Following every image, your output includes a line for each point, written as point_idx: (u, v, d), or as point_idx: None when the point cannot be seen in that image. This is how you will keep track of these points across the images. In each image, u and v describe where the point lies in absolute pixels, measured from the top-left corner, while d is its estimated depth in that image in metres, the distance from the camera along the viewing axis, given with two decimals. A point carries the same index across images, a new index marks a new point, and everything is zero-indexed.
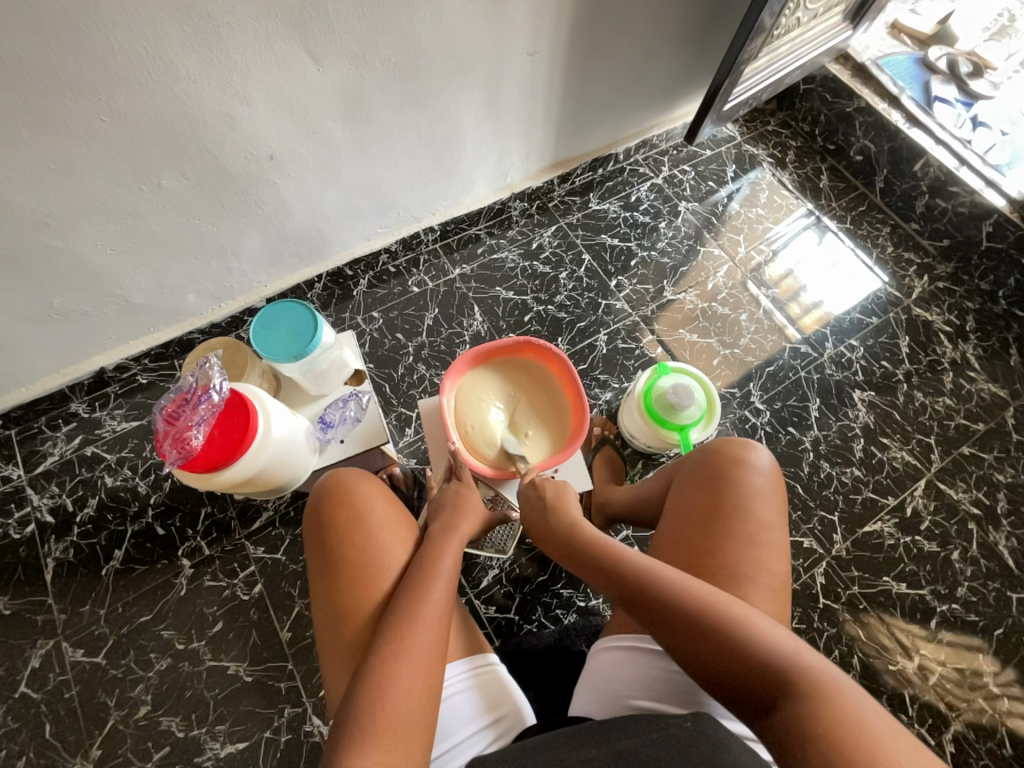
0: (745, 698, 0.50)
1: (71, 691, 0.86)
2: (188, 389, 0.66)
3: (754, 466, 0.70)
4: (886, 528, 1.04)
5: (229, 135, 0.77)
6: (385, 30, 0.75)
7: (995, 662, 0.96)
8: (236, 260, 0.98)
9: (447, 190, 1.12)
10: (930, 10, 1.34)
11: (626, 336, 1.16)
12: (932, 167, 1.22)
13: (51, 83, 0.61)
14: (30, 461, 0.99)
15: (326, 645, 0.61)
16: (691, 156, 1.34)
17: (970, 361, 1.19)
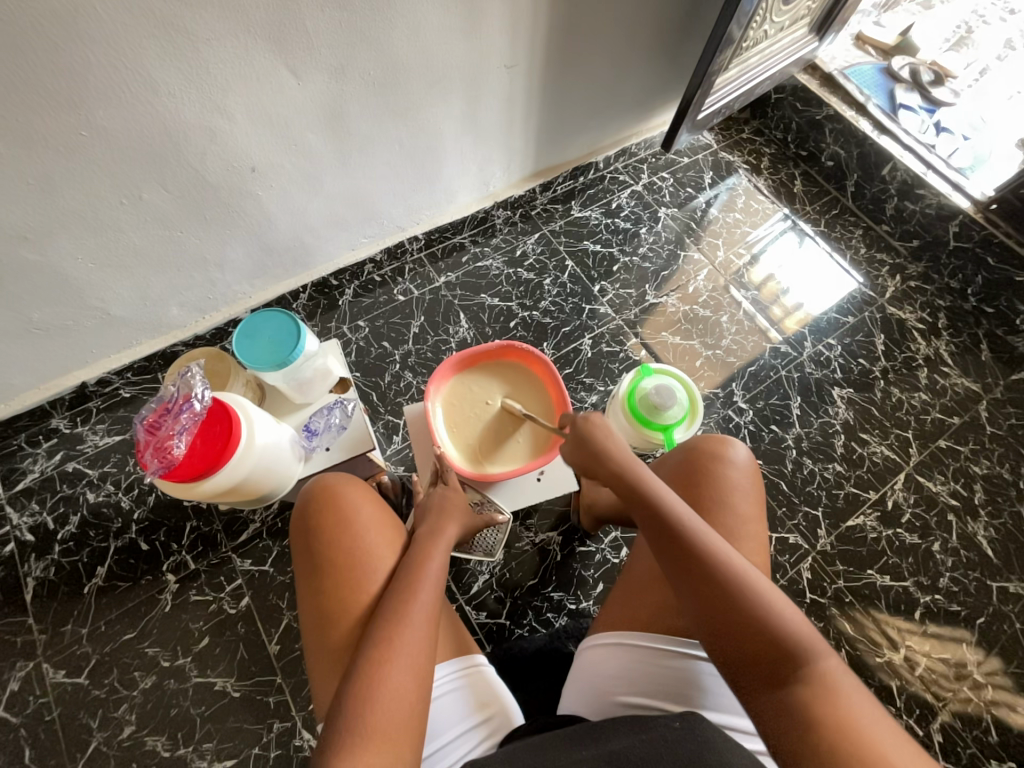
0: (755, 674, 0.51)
1: (52, 714, 0.83)
2: (169, 399, 0.65)
3: (732, 461, 0.71)
4: (868, 522, 1.06)
5: (210, 148, 0.78)
6: (364, 45, 0.77)
7: (978, 651, 0.98)
8: (219, 271, 0.98)
9: (430, 200, 1.13)
10: (892, 22, 1.40)
11: (610, 340, 1.18)
12: (899, 171, 1.27)
13: (29, 97, 0.62)
14: (9, 479, 0.97)
15: (313, 650, 0.60)
16: (669, 163, 1.38)
17: (944, 357, 1.22)
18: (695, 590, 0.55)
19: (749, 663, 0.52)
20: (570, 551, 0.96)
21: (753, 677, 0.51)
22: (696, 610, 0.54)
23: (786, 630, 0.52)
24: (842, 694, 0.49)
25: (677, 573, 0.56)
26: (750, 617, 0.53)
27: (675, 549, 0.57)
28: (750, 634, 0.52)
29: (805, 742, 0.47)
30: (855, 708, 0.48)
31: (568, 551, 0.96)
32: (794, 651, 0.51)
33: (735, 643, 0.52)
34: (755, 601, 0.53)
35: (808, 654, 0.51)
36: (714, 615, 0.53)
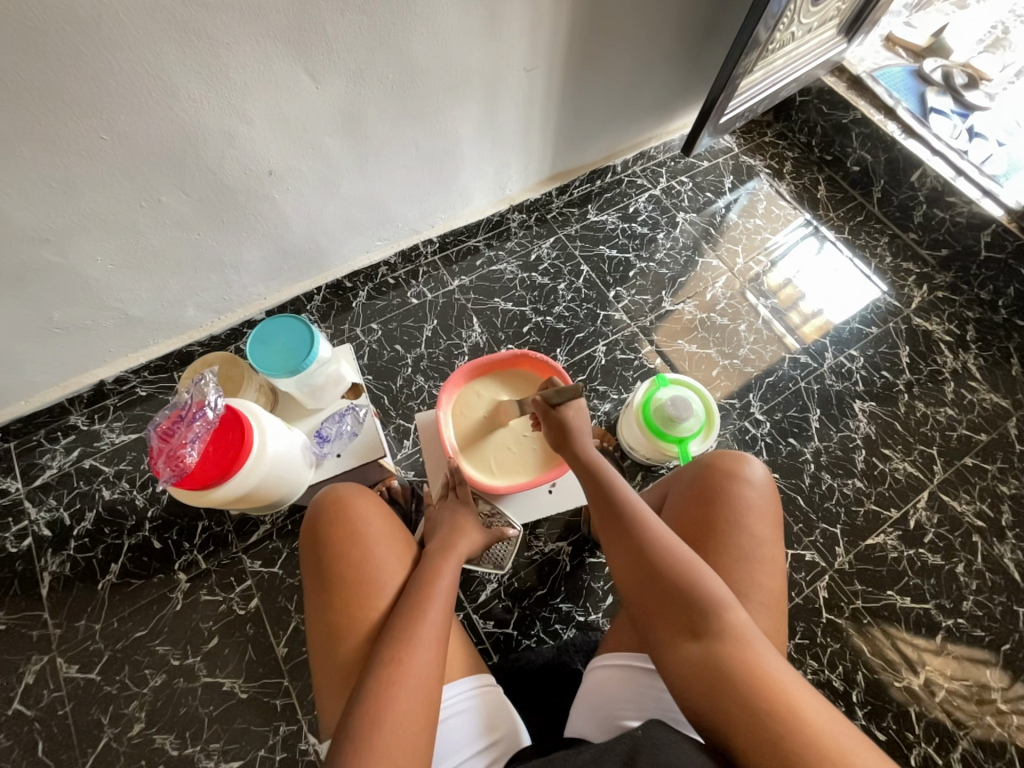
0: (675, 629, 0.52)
1: (65, 708, 0.85)
2: (183, 406, 0.66)
3: (749, 480, 0.69)
4: (889, 541, 1.03)
5: (229, 152, 0.78)
6: (383, 50, 0.76)
7: (1003, 678, 0.94)
8: (236, 273, 0.98)
9: (446, 203, 1.13)
10: (924, 22, 1.35)
11: (625, 347, 1.16)
12: (929, 177, 1.22)
13: (53, 102, 0.62)
14: (28, 475, 0.99)
15: (320, 666, 0.60)
16: (689, 167, 1.35)
17: (971, 371, 1.18)
18: (620, 551, 0.59)
19: (661, 616, 0.54)
20: (580, 562, 0.95)
21: (663, 629, 0.53)
22: (620, 570, 0.59)
23: (699, 586, 0.53)
24: (751, 646, 0.49)
25: (608, 539, 0.62)
26: (663, 573, 0.55)
27: (609, 519, 0.63)
28: (662, 588, 0.54)
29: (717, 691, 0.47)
30: (764, 661, 0.48)
31: (578, 561, 0.95)
32: (704, 605, 0.52)
33: (649, 597, 0.55)
34: (672, 558, 0.56)
35: (719, 606, 0.52)
36: (632, 572, 0.57)
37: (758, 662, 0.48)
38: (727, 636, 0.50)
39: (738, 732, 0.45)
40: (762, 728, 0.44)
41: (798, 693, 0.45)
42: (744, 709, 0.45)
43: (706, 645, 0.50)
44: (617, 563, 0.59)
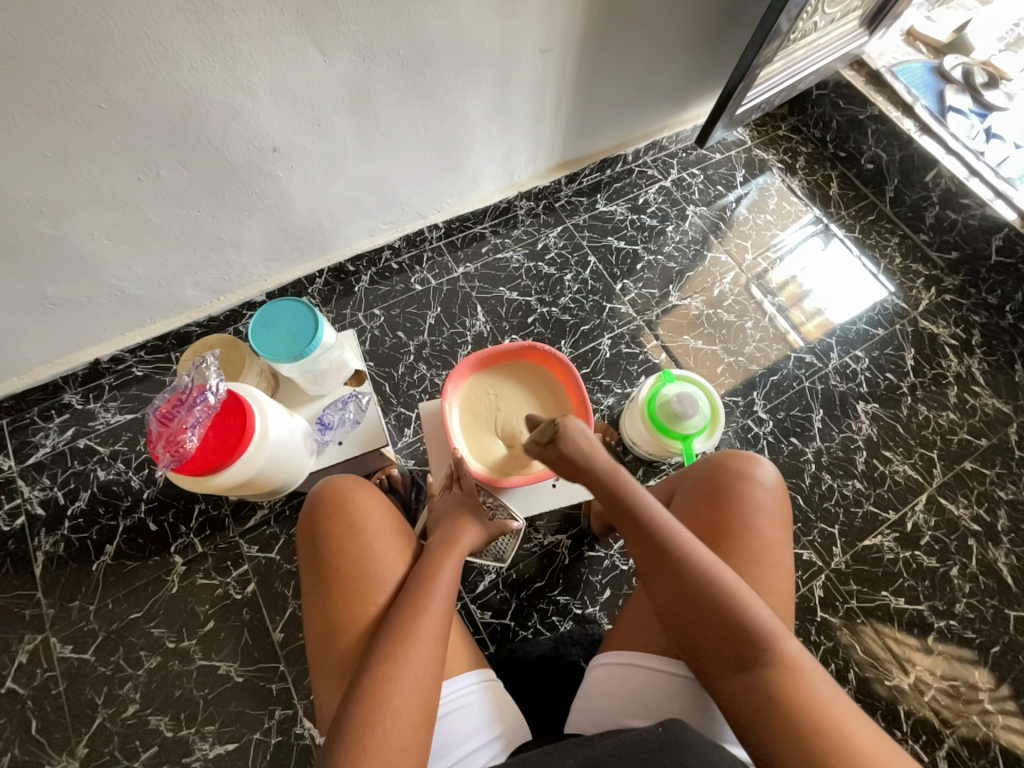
0: (722, 656, 0.52)
1: (58, 687, 0.84)
2: (183, 390, 0.64)
3: (759, 482, 0.69)
4: (885, 543, 1.04)
5: (231, 126, 0.75)
6: (394, 24, 0.73)
7: (991, 679, 0.96)
8: (236, 253, 0.96)
9: (452, 188, 1.10)
10: (946, 17, 1.32)
11: (630, 341, 1.15)
12: (943, 178, 1.21)
13: (46, 66, 0.59)
14: (21, 453, 0.97)
15: (317, 657, 0.60)
16: (701, 159, 1.32)
17: (975, 376, 1.18)
18: (665, 588, 0.55)
19: (715, 649, 0.52)
20: (578, 555, 0.95)
21: (722, 667, 0.52)
22: (666, 606, 0.55)
23: (752, 617, 0.52)
24: (808, 678, 0.49)
25: (649, 573, 0.57)
26: (720, 613, 0.53)
27: (642, 547, 0.57)
28: (720, 627, 0.52)
29: (773, 723, 0.47)
30: (817, 686, 0.49)
31: (576, 554, 0.95)
32: (761, 640, 0.51)
33: (705, 637, 0.53)
34: (725, 594, 0.53)
35: (776, 641, 0.51)
36: (683, 609, 0.54)
37: (819, 697, 0.48)
38: (786, 671, 0.50)
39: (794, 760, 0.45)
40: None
41: (857, 727, 0.46)
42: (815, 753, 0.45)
43: (768, 682, 0.49)
44: (663, 599, 0.56)
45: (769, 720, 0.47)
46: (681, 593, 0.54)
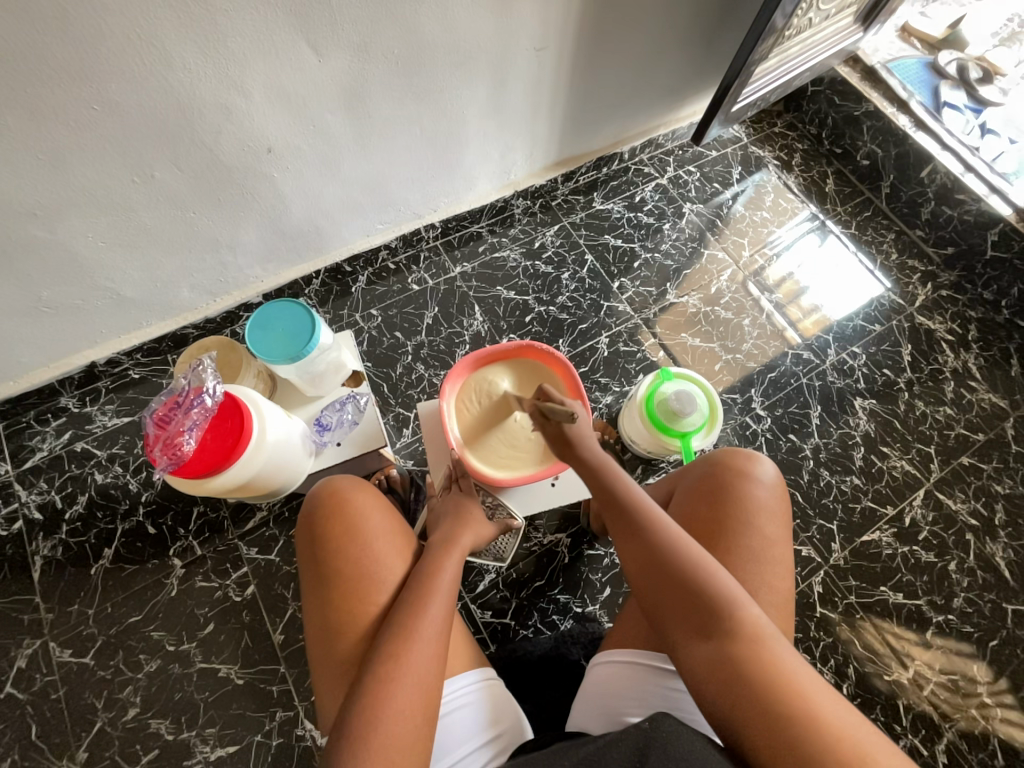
0: (686, 623, 0.52)
1: (58, 692, 0.84)
2: (180, 392, 0.64)
3: (759, 479, 0.69)
4: (884, 538, 1.04)
5: (225, 126, 0.75)
6: (389, 22, 0.73)
7: (989, 672, 0.96)
8: (232, 254, 0.95)
9: (449, 188, 1.10)
10: (941, 13, 1.32)
11: (627, 339, 1.15)
12: (939, 173, 1.21)
13: (38, 68, 0.59)
14: (18, 457, 0.96)
15: (319, 659, 0.59)
16: (697, 157, 1.32)
17: (972, 371, 1.18)
18: (635, 552, 0.58)
19: (678, 615, 0.53)
20: (578, 554, 0.95)
21: (683, 632, 0.52)
22: (634, 571, 0.58)
23: (716, 585, 0.53)
24: (771, 647, 0.49)
25: (623, 541, 0.60)
26: (681, 577, 0.54)
27: (617, 516, 0.62)
28: (682, 592, 0.53)
29: (732, 687, 0.47)
30: (782, 656, 0.48)
31: (576, 553, 0.95)
32: (722, 606, 0.51)
33: (667, 600, 0.54)
34: (689, 559, 0.55)
35: (740, 608, 0.51)
36: (647, 572, 0.56)
37: (781, 665, 0.47)
38: (748, 637, 0.49)
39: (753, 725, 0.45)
40: (788, 733, 0.43)
41: (820, 695, 0.45)
42: (770, 715, 0.44)
43: (726, 646, 0.49)
44: (631, 564, 0.58)
45: (729, 685, 0.47)
46: (647, 559, 0.57)
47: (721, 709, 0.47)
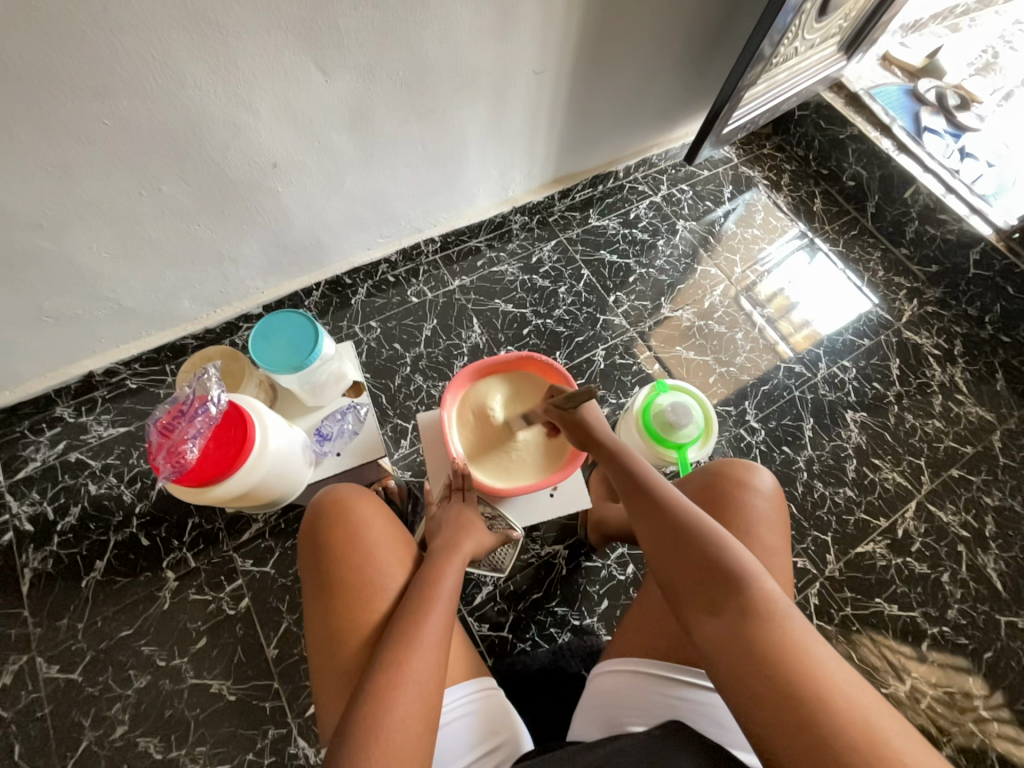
0: (700, 601, 0.53)
1: (43, 710, 0.82)
2: (184, 401, 0.65)
3: (757, 488, 0.70)
4: (878, 550, 1.05)
5: (233, 142, 0.77)
6: (393, 45, 0.75)
7: (984, 685, 0.97)
8: (234, 266, 0.96)
9: (449, 204, 1.13)
10: (919, 44, 1.38)
11: (623, 352, 1.17)
12: (921, 194, 1.25)
13: (51, 85, 0.60)
14: (10, 467, 0.95)
15: (320, 668, 0.59)
16: (689, 176, 1.37)
17: (958, 384, 1.21)
18: (651, 531, 0.61)
19: (693, 593, 0.54)
20: (575, 566, 0.95)
21: (697, 608, 0.53)
22: (650, 551, 0.60)
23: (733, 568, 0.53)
24: (793, 630, 0.48)
25: (641, 523, 0.63)
26: (696, 555, 0.56)
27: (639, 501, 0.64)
28: (697, 568, 0.55)
29: (742, 662, 0.47)
30: (804, 645, 0.47)
31: (574, 565, 0.95)
32: (740, 587, 0.52)
33: (682, 578, 0.56)
34: (704, 537, 0.57)
35: (752, 585, 0.52)
36: (662, 550, 0.59)
37: (796, 643, 0.47)
38: (763, 614, 0.50)
39: (756, 701, 0.45)
40: (799, 707, 0.43)
41: (846, 685, 0.44)
42: (789, 698, 0.44)
43: (737, 620, 0.50)
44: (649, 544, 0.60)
45: (738, 661, 0.47)
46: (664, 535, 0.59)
47: (727, 683, 0.47)
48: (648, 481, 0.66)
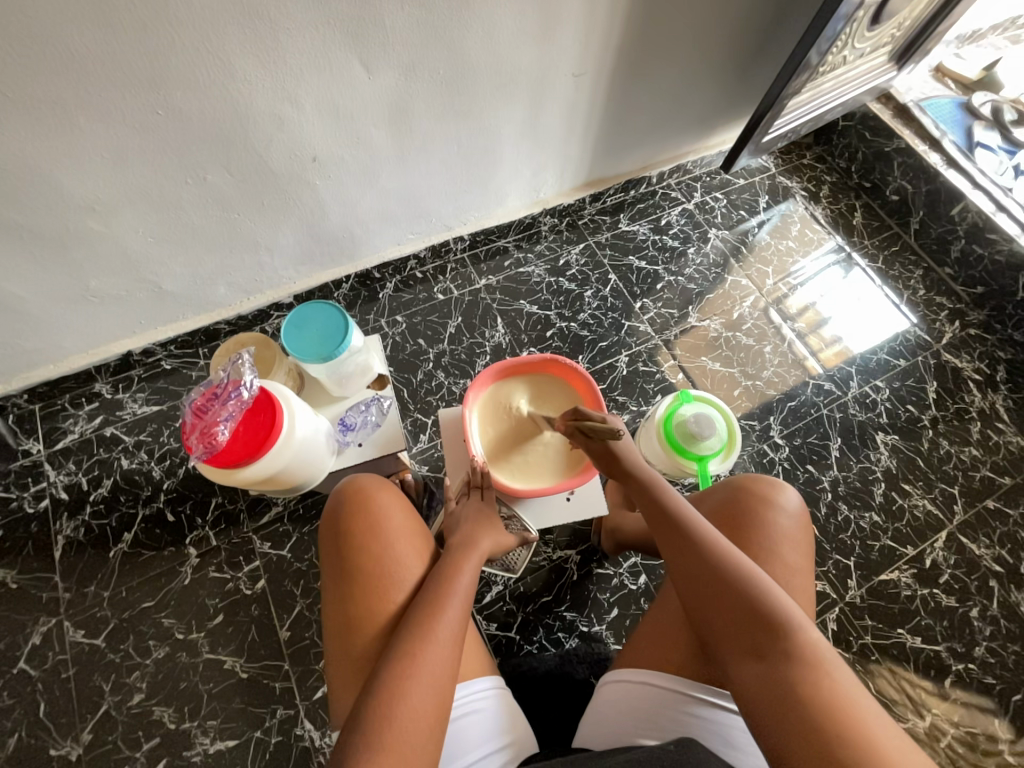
0: (739, 645, 0.52)
1: (68, 672, 0.86)
2: (219, 383, 0.67)
3: (782, 507, 0.68)
4: (903, 579, 1.01)
5: (277, 136, 0.79)
6: (436, 44, 0.76)
7: (1011, 730, 0.92)
8: (269, 255, 0.99)
9: (480, 203, 1.13)
10: (976, 55, 1.33)
11: (647, 359, 1.15)
12: (970, 212, 1.20)
13: (112, 75, 0.63)
14: (50, 438, 1.00)
15: (335, 651, 0.60)
16: (724, 184, 1.34)
17: (999, 412, 1.16)
18: (684, 565, 0.59)
19: (731, 635, 0.53)
20: (587, 572, 0.94)
21: (736, 652, 0.52)
22: (683, 585, 0.58)
23: (774, 611, 0.52)
24: (835, 679, 0.48)
25: (672, 556, 0.60)
26: (734, 595, 0.54)
27: (669, 532, 0.62)
28: (734, 609, 0.53)
29: (789, 712, 0.46)
30: (849, 697, 0.46)
31: (585, 571, 0.94)
32: (783, 630, 0.51)
33: (717, 616, 0.54)
34: (741, 576, 0.55)
35: (796, 630, 0.51)
36: (695, 586, 0.57)
37: (841, 693, 0.46)
38: (806, 661, 0.49)
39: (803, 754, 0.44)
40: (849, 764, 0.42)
41: (895, 743, 0.44)
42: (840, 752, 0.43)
43: (784, 665, 0.49)
44: (680, 578, 0.58)
45: (784, 711, 0.46)
46: (699, 571, 0.57)
47: (770, 731, 0.46)
48: (678, 510, 0.64)
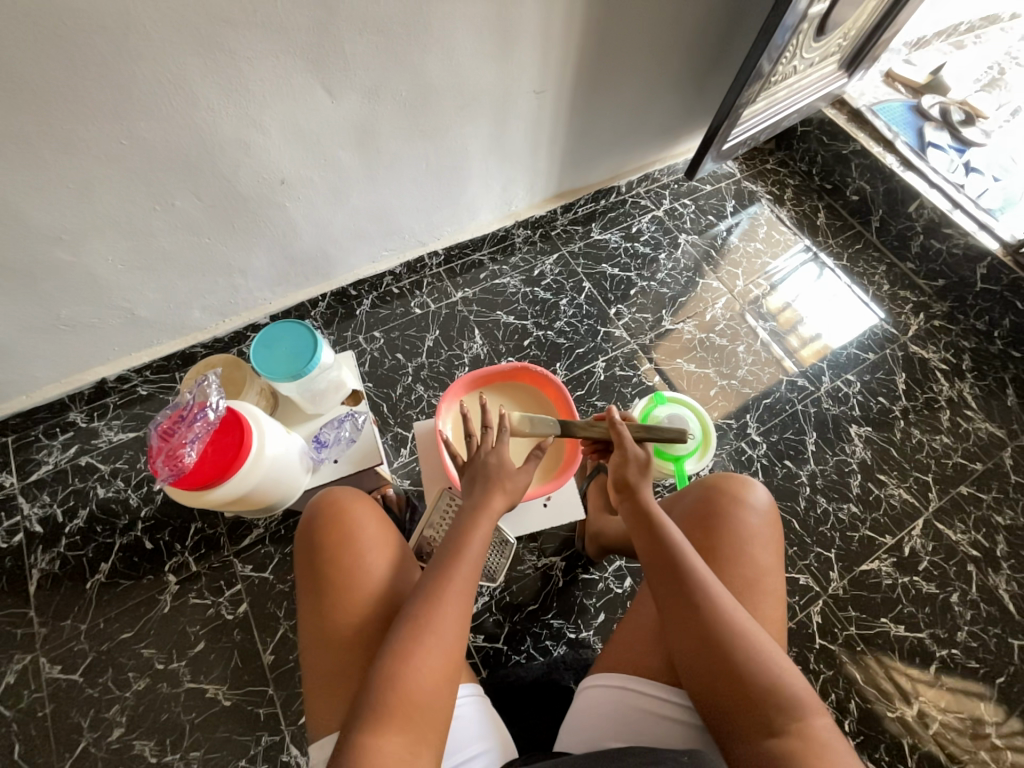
0: (743, 714, 0.51)
1: (44, 710, 0.83)
2: (185, 405, 0.67)
3: (751, 504, 0.70)
4: (883, 568, 1.03)
5: (243, 160, 0.80)
6: (397, 66, 0.78)
7: (998, 712, 0.93)
8: (243, 277, 1.00)
9: (453, 217, 1.15)
10: (924, 61, 1.39)
11: (624, 364, 1.17)
12: (926, 208, 1.25)
13: (77, 107, 0.64)
14: (24, 470, 0.98)
15: (313, 666, 0.60)
16: (692, 190, 1.38)
17: (967, 400, 1.19)
18: (690, 622, 0.56)
19: (733, 701, 0.52)
20: (572, 578, 0.94)
21: (739, 720, 0.51)
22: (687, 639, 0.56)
23: (780, 685, 0.51)
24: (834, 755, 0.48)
25: (676, 608, 0.57)
26: (739, 664, 0.53)
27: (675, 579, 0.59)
28: (738, 678, 0.52)
29: None
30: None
31: (570, 577, 0.94)
32: (788, 706, 0.50)
33: (725, 688, 0.52)
34: (749, 646, 0.54)
35: (809, 716, 0.50)
36: (701, 645, 0.54)
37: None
38: (805, 734, 0.49)
39: None
40: None
41: None
42: None
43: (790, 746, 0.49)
44: (684, 632, 0.56)
45: None
46: (708, 633, 0.55)
47: None
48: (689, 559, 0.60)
